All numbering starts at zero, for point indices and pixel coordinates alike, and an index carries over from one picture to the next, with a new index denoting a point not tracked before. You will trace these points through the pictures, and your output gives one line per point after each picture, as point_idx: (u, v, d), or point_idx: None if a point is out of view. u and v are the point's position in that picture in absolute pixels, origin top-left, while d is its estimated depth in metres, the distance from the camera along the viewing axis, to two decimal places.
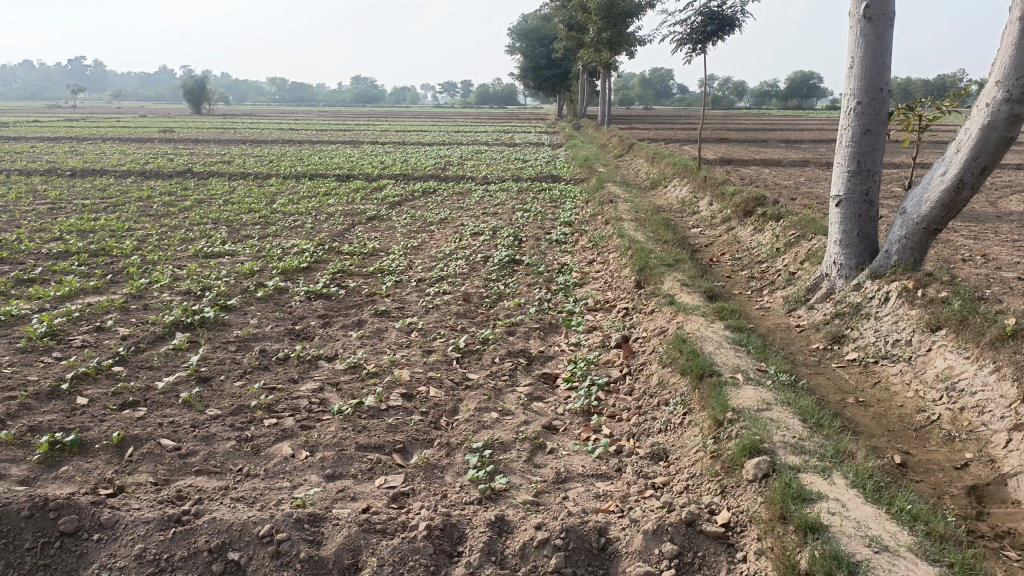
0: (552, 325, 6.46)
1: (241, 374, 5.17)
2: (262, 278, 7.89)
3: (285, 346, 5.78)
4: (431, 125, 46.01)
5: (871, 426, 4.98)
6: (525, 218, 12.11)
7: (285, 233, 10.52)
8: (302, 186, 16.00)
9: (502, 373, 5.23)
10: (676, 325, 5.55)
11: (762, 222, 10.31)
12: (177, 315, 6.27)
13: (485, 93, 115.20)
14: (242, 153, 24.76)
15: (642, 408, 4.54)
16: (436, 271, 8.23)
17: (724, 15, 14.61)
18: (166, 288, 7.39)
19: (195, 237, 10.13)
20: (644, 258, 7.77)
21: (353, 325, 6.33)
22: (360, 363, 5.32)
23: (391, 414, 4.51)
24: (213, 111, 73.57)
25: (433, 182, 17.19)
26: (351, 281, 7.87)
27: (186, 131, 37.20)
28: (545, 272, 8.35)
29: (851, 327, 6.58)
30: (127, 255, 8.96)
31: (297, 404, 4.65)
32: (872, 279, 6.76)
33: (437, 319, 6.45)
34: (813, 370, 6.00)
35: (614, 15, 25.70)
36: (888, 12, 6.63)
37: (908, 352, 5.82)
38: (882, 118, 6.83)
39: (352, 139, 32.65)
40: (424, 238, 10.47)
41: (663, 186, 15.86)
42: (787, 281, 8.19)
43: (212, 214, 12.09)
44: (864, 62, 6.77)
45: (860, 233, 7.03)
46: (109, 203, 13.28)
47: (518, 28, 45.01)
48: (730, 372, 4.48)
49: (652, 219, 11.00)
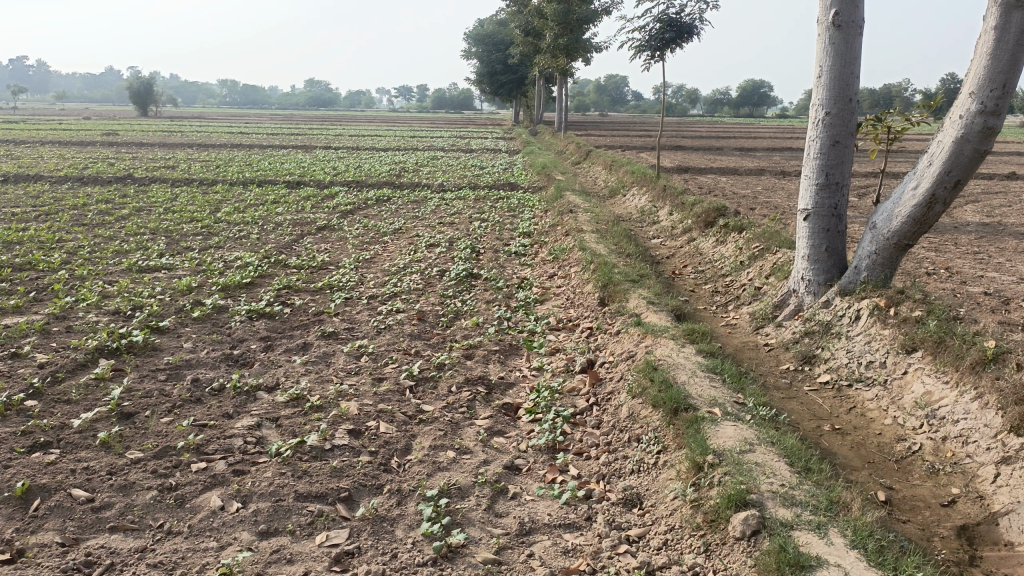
0: (512, 347, 6.08)
1: (169, 409, 4.67)
2: (200, 295, 7.36)
3: (221, 374, 5.29)
4: (386, 129, 45.36)
5: (850, 459, 4.72)
6: (483, 228, 11.72)
7: (228, 245, 9.95)
8: (250, 193, 15.38)
9: (459, 404, 4.82)
10: (645, 349, 5.21)
11: (724, 234, 10.08)
12: (102, 340, 5.73)
13: (441, 98, 114.74)
14: (188, 157, 23.91)
15: (612, 445, 4.18)
16: (389, 287, 7.79)
17: (682, 22, 14.44)
18: (93, 307, 6.82)
19: (130, 249, 9.51)
20: (608, 273, 7.43)
21: (297, 349, 5.86)
22: (303, 394, 4.86)
23: (336, 455, 4.08)
24: (160, 112, 71.84)
25: (388, 189, 16.71)
26: (297, 298, 7.37)
27: (129, 134, 35.95)
28: (504, 287, 7.97)
29: (822, 347, 6.33)
30: (55, 269, 8.32)
31: (231, 444, 4.19)
32: (842, 295, 6.52)
33: (389, 342, 6.01)
34: (785, 394, 5.74)
35: (570, 21, 25.52)
36: (857, 20, 6.42)
37: (882, 374, 5.58)
38: (851, 129, 6.60)
39: (304, 143, 31.90)
40: (377, 250, 10.01)
41: (621, 195, 15.64)
42: (752, 296, 7.93)
43: (151, 223, 11.43)
44: (833, 71, 6.54)
45: (828, 248, 6.79)
46: (41, 211, 12.52)
47: (473, 33, 44.71)
48: (706, 406, 4.15)
49: (613, 230, 10.71)
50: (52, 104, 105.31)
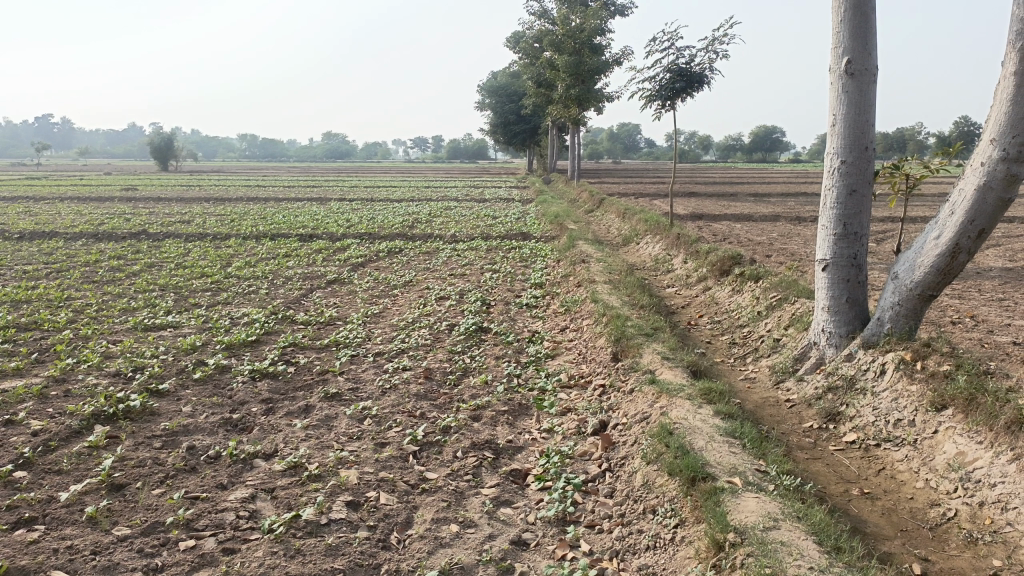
0: (522, 407, 5.84)
1: (161, 480, 4.48)
2: (204, 355, 7.20)
3: (217, 441, 5.09)
4: (400, 180, 45.73)
5: (881, 527, 4.43)
6: (494, 280, 11.57)
7: (236, 301, 9.85)
8: (262, 247, 15.36)
9: (464, 471, 4.58)
10: (660, 410, 4.97)
11: (740, 283, 9.85)
12: (98, 405, 5.56)
13: (456, 149, 116.23)
14: (203, 212, 24.09)
15: (625, 517, 3.92)
16: (396, 343, 7.61)
17: (692, 71, 14.44)
18: (94, 369, 6.67)
19: (137, 307, 9.42)
20: (620, 327, 7.21)
21: (299, 412, 5.66)
22: (301, 462, 4.65)
23: (332, 530, 3.85)
24: (180, 168, 73.12)
25: (400, 241, 16.67)
26: (302, 356, 7.20)
27: (148, 189, 36.57)
28: (514, 341, 7.77)
29: (846, 403, 6.05)
30: (60, 329, 8.22)
31: (223, 519, 3.97)
32: (865, 348, 6.25)
33: (394, 402, 5.80)
34: (809, 455, 5.45)
35: (581, 72, 25.74)
36: (870, 67, 6.30)
37: (911, 433, 5.30)
38: (867, 177, 6.42)
39: (319, 196, 32.16)
40: (386, 304, 9.87)
41: (635, 243, 15.49)
42: (771, 348, 7.67)
43: (161, 280, 11.38)
44: (847, 119, 6.40)
45: (849, 300, 6.55)
46: (53, 268, 12.52)
47: (486, 85, 45.35)
48: (725, 475, 3.89)
49: (626, 280, 10.51)
50: (76, 160, 107.53)
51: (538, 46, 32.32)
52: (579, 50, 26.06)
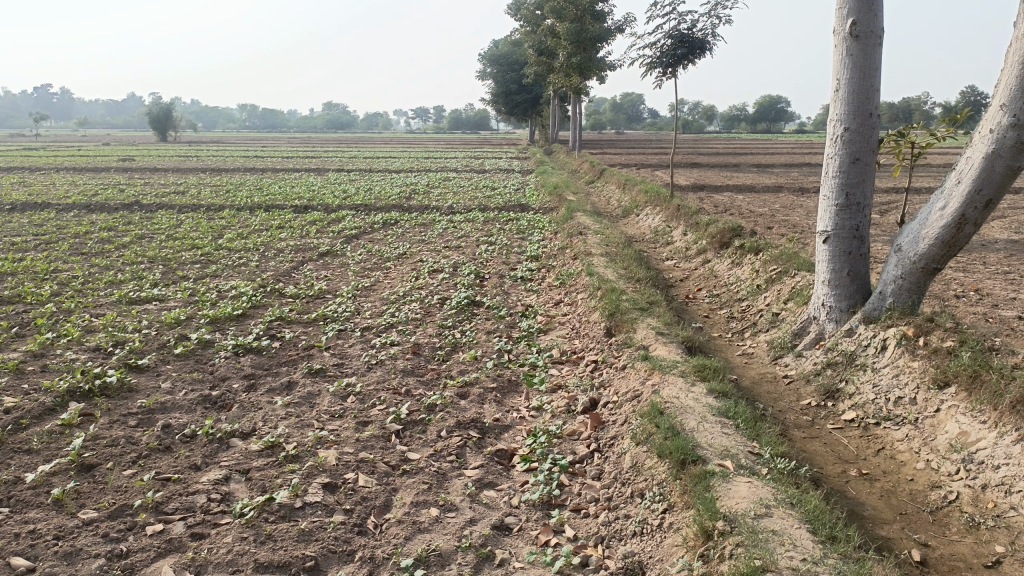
0: (511, 384, 5.67)
1: (132, 460, 4.32)
2: (187, 329, 7.03)
3: (194, 419, 4.93)
4: (400, 151, 45.27)
5: (879, 510, 4.28)
6: (489, 252, 11.36)
7: (226, 274, 9.65)
8: (256, 218, 15.14)
9: (447, 452, 4.41)
10: (652, 389, 4.78)
11: (739, 255, 9.64)
12: (74, 382, 5.39)
13: (458, 119, 115.41)
14: (200, 182, 23.81)
15: (612, 501, 3.75)
16: (385, 317, 7.42)
17: (694, 38, 14.09)
18: (74, 344, 6.49)
19: (124, 279, 9.22)
20: (615, 301, 7.01)
21: (281, 389, 5.50)
22: (279, 442, 4.48)
23: (306, 514, 3.68)
24: (179, 138, 72.59)
25: (396, 212, 16.45)
26: (288, 330, 7.01)
27: (146, 159, 36.33)
28: (506, 316, 7.59)
29: (846, 380, 5.87)
30: (43, 302, 8.04)
31: (194, 503, 3.81)
32: (866, 323, 6.06)
33: (379, 379, 5.62)
34: (806, 434, 5.30)
35: (583, 40, 25.28)
36: (876, 30, 6.03)
37: (912, 411, 5.13)
38: (871, 145, 6.18)
39: (317, 166, 31.83)
40: (378, 277, 9.68)
41: (635, 215, 15.23)
42: (770, 323, 7.48)
43: (150, 251, 11.17)
44: (851, 84, 6.14)
45: (851, 272, 6.34)
46: (41, 239, 12.32)
47: (488, 54, 44.76)
48: (717, 458, 3.70)
49: (624, 252, 10.29)
50: (75, 131, 106.64)
51: (540, 14, 31.77)
52: (580, 18, 25.60)
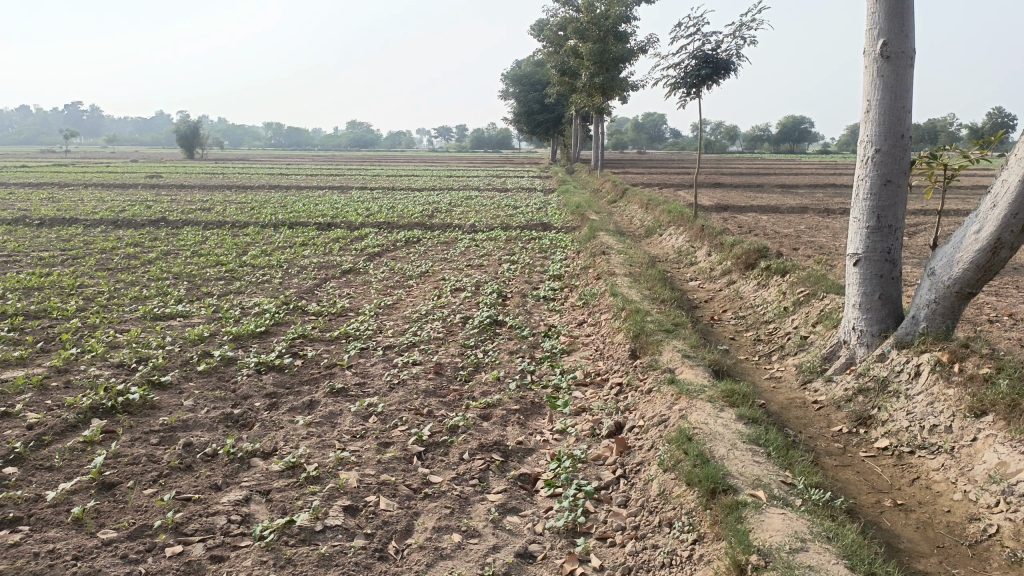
0: (534, 406, 5.58)
1: (153, 479, 4.29)
2: (210, 346, 7.02)
3: (216, 438, 4.90)
4: (422, 170, 45.52)
5: (916, 543, 4.14)
6: (512, 271, 11.31)
7: (249, 291, 9.67)
8: (279, 235, 15.22)
9: (470, 475, 4.33)
10: (679, 413, 4.68)
11: (766, 277, 9.51)
12: (97, 398, 5.38)
13: (480, 139, 116.08)
14: (224, 200, 24.04)
15: (640, 529, 3.65)
16: (408, 336, 7.38)
17: (718, 58, 14.03)
18: (98, 360, 6.51)
19: (149, 295, 9.27)
20: (640, 322, 6.92)
21: (303, 407, 5.45)
22: (300, 462, 4.42)
23: (327, 538, 3.62)
24: (206, 155, 73.66)
25: (419, 230, 16.47)
26: (311, 348, 6.98)
27: (172, 177, 36.85)
28: (529, 336, 7.52)
29: (878, 407, 5.73)
30: (69, 318, 8.09)
31: (213, 524, 3.76)
32: (898, 348, 5.92)
33: (402, 399, 5.56)
34: (837, 462, 5.16)
35: (606, 60, 25.32)
36: (907, 50, 5.94)
37: (948, 440, 4.98)
38: (903, 167, 6.06)
39: (340, 184, 32.07)
40: (400, 295, 9.65)
41: (658, 235, 15.13)
42: (798, 346, 7.34)
43: (175, 267, 11.25)
44: (882, 105, 6.05)
45: (882, 296, 6.20)
46: (69, 255, 12.45)
47: (511, 74, 45.01)
48: (749, 487, 3.59)
49: (647, 273, 10.19)
50: (104, 148, 108.50)
51: (563, 34, 31.92)
52: (603, 38, 25.66)
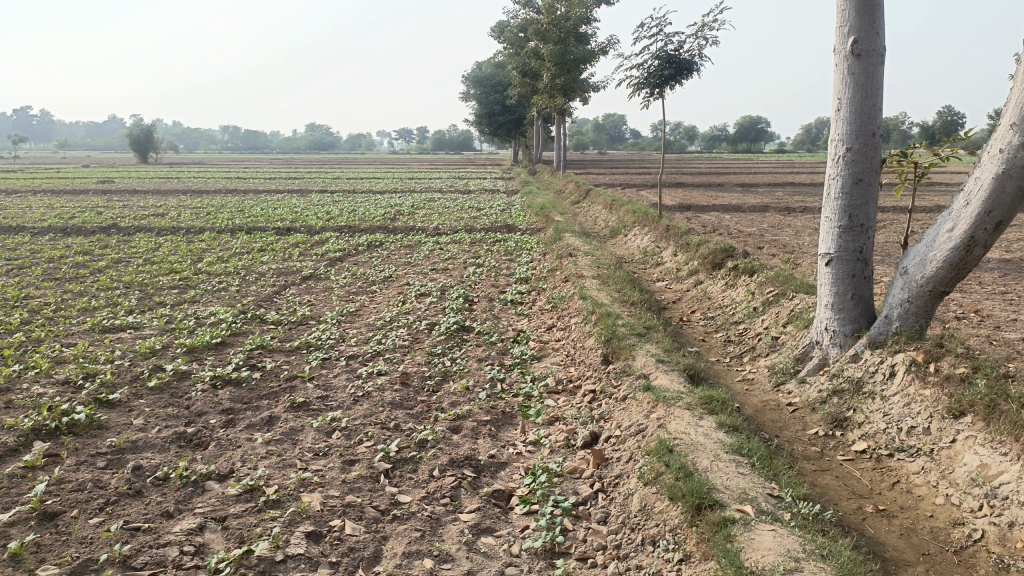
0: (505, 416, 5.38)
1: (99, 507, 3.98)
2: (163, 359, 6.68)
3: (167, 460, 4.60)
4: (383, 172, 45.07)
5: (901, 551, 4.03)
6: (477, 274, 11.10)
7: (204, 299, 9.31)
8: (237, 241, 14.79)
9: (441, 494, 4.10)
10: (657, 422, 4.51)
11: (733, 277, 9.44)
12: (39, 419, 5.04)
13: (441, 140, 115.63)
14: (180, 204, 23.44)
15: (622, 549, 3.47)
16: (372, 344, 7.12)
17: (681, 58, 13.99)
18: (42, 377, 6.14)
19: (98, 306, 8.87)
20: (611, 326, 6.76)
21: (262, 424, 5.18)
22: (258, 485, 4.16)
23: (288, 569, 3.37)
24: (161, 159, 72.13)
25: (381, 234, 16.17)
26: (270, 360, 6.69)
27: (125, 181, 35.97)
28: (497, 341, 7.32)
29: (854, 408, 5.64)
30: (12, 331, 7.67)
31: (165, 556, 3.48)
32: (872, 348, 5.84)
33: (367, 413, 5.31)
34: (816, 467, 5.05)
35: (567, 61, 25.24)
36: (877, 47, 5.88)
37: (926, 442, 4.89)
38: (874, 166, 5.99)
39: (300, 187, 31.55)
40: (363, 301, 9.38)
41: (623, 235, 15.05)
42: (769, 347, 7.25)
43: (126, 276, 10.82)
44: (853, 103, 5.96)
45: (855, 296, 6.11)
46: (13, 264, 11.91)
47: (471, 75, 44.76)
48: (735, 503, 3.43)
49: (615, 274, 10.05)
50: (55, 153, 105.63)
51: (523, 36, 31.81)
52: (564, 39, 25.58)
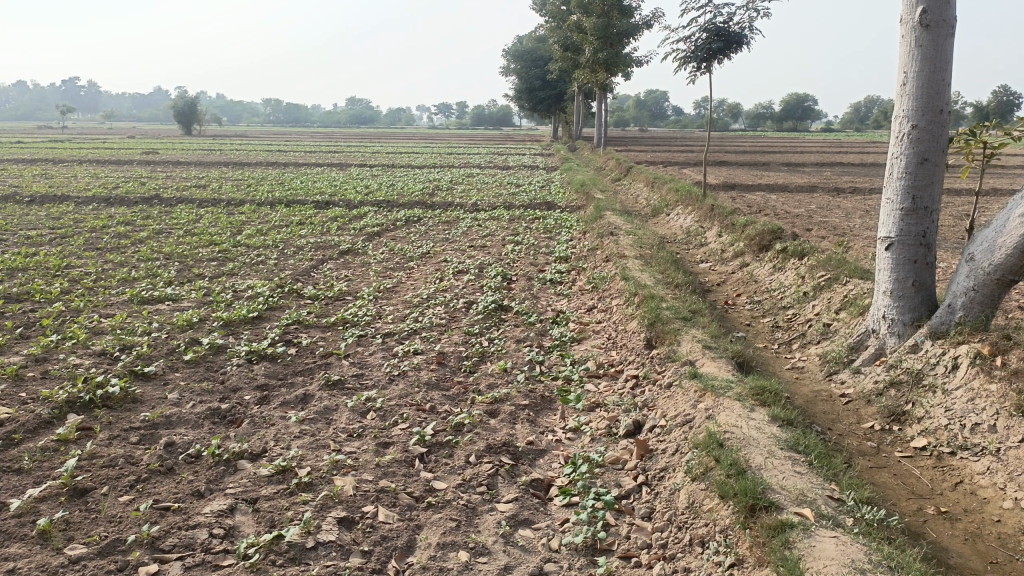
0: (545, 400, 5.20)
1: (130, 485, 3.90)
2: (199, 332, 6.61)
3: (200, 437, 4.51)
4: (422, 147, 44.93)
5: (967, 558, 3.77)
6: (516, 252, 10.89)
7: (242, 272, 9.26)
8: (276, 214, 14.77)
9: (477, 482, 3.94)
10: (705, 413, 4.29)
11: (782, 259, 9.10)
12: (74, 391, 4.99)
13: (481, 116, 115.19)
14: (221, 176, 23.56)
15: (668, 549, 3.28)
16: (408, 322, 6.98)
17: (730, 31, 13.50)
18: (80, 347, 6.11)
19: (138, 277, 8.87)
20: (654, 309, 6.52)
21: (296, 402, 5.07)
22: (291, 466, 4.04)
23: (319, 556, 3.23)
24: (205, 131, 72.88)
25: (419, 209, 16.02)
26: (305, 336, 6.57)
27: (170, 153, 36.41)
28: (536, 322, 7.12)
29: (913, 402, 5.34)
30: (52, 301, 7.68)
31: (193, 538, 3.38)
32: (933, 339, 5.51)
33: (403, 393, 5.16)
34: (872, 464, 4.79)
35: (610, 35, 24.70)
36: (948, 18, 5.50)
37: (993, 441, 4.60)
38: (941, 144, 5.62)
39: (341, 161, 31.53)
40: (401, 278, 9.24)
41: (665, 214, 14.69)
42: (820, 334, 6.94)
43: (167, 247, 10.83)
44: (920, 78, 5.60)
45: (916, 283, 5.77)
46: (57, 233, 12.01)
47: (512, 50, 44.26)
48: (793, 506, 3.22)
49: (658, 255, 9.76)
50: (103, 125, 107.48)
51: (566, 9, 31.24)
52: (607, 13, 25.02)
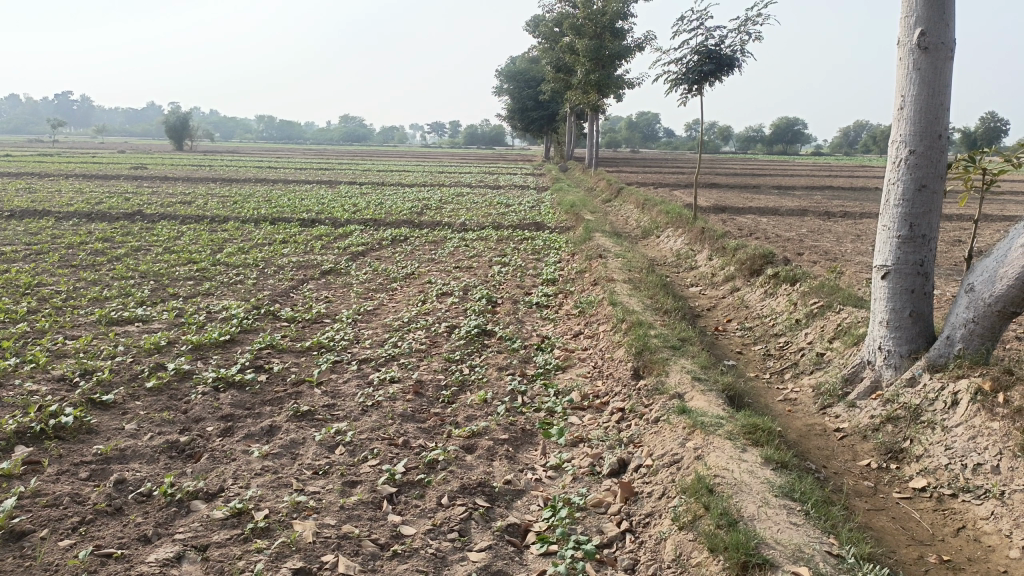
0: (525, 435, 4.92)
1: (72, 527, 3.60)
2: (166, 357, 6.32)
3: (154, 473, 4.21)
4: (414, 166, 44.81)
5: None
6: (502, 274, 10.65)
7: (218, 292, 8.96)
8: (260, 231, 14.51)
9: (449, 527, 3.66)
10: (694, 453, 4.04)
11: (774, 285, 8.88)
12: (23, 421, 4.68)
13: (473, 136, 115.42)
14: (207, 192, 23.27)
15: None
16: (387, 347, 6.71)
17: (722, 53, 13.38)
18: (38, 372, 5.81)
19: (110, 296, 8.56)
20: (642, 337, 6.27)
21: (262, 434, 4.78)
22: (248, 508, 3.75)
23: None
24: (196, 146, 72.67)
25: (407, 228, 15.79)
26: (277, 361, 6.29)
27: (159, 168, 36.05)
28: (520, 348, 6.86)
29: (911, 439, 5.10)
30: (16, 321, 7.37)
31: None
32: (931, 372, 5.27)
33: (376, 425, 4.88)
34: (870, 506, 4.53)
35: (602, 57, 24.66)
36: (947, 41, 5.34)
37: (996, 483, 4.36)
38: (939, 170, 5.42)
39: (330, 178, 31.32)
40: (382, 299, 8.97)
41: (655, 236, 14.51)
42: (813, 364, 6.70)
43: (143, 265, 10.54)
44: (918, 101, 5.41)
45: (913, 314, 5.54)
46: (32, 249, 11.70)
47: (505, 70, 44.35)
48: (788, 563, 2.98)
49: (647, 278, 9.53)
50: (94, 139, 107.08)
51: (558, 31, 31.27)
52: (600, 34, 25.00)
